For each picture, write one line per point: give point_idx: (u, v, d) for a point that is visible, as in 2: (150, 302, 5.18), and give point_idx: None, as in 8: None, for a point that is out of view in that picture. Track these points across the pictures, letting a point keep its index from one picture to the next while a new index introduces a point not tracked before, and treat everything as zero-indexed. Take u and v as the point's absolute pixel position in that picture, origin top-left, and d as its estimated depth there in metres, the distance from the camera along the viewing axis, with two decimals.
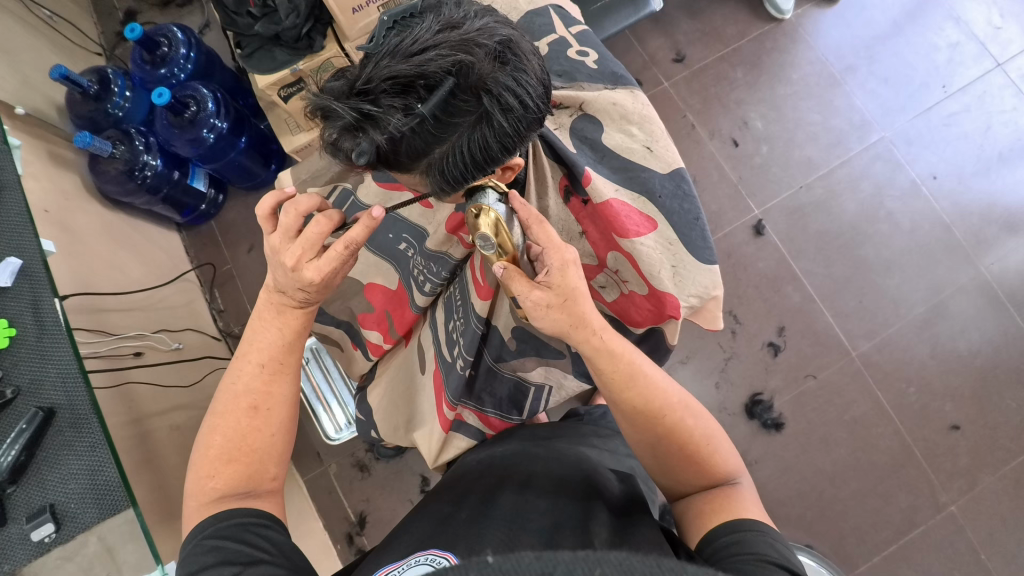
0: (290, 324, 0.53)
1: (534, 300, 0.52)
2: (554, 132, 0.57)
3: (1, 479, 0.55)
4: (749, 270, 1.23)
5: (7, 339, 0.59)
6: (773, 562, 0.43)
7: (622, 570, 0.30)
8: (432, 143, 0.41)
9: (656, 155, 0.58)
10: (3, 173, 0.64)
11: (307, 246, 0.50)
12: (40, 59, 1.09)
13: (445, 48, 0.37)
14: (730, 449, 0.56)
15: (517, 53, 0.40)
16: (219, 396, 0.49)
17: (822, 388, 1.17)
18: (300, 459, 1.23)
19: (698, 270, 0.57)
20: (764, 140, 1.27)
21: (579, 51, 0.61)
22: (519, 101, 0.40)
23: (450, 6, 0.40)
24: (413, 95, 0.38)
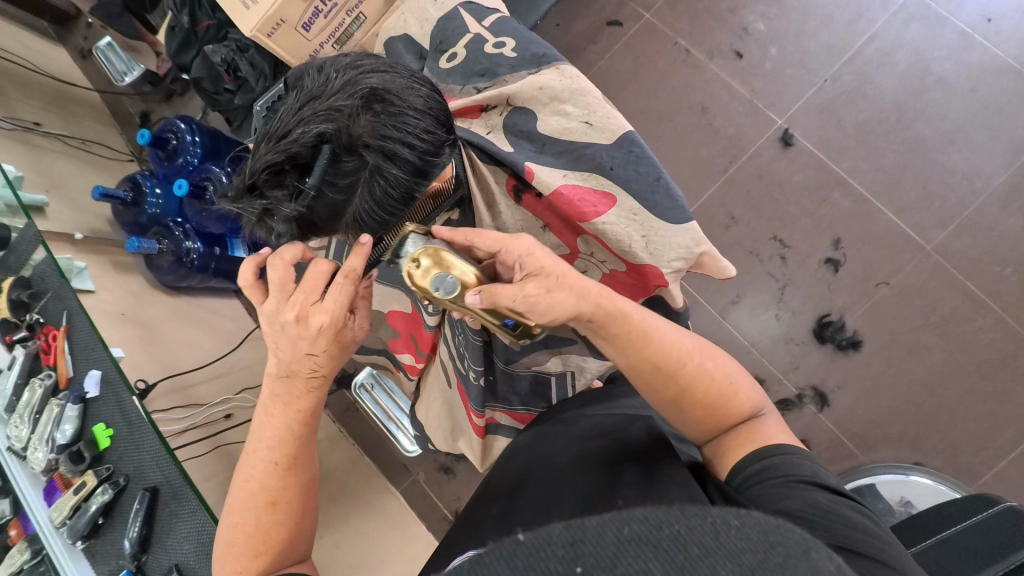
0: (299, 411, 0.51)
1: (530, 292, 0.47)
2: (486, 137, 0.55)
3: (135, 551, 0.65)
4: (787, 186, 1.12)
5: (108, 438, 0.70)
6: (808, 481, 0.42)
7: (655, 524, 0.23)
8: (337, 208, 0.43)
9: (597, 128, 0.54)
10: (67, 301, 0.73)
11: (310, 291, 0.48)
12: (81, 184, 1.24)
13: (306, 124, 0.39)
14: (751, 383, 0.54)
15: (388, 98, 0.40)
16: (236, 494, 0.51)
17: (899, 293, 1.06)
18: (391, 473, 1.33)
19: (671, 233, 0.53)
20: (772, 42, 1.14)
21: (495, 44, 0.58)
22: (403, 143, 0.41)
23: (313, 75, 0.41)
24: (295, 175, 0.41)
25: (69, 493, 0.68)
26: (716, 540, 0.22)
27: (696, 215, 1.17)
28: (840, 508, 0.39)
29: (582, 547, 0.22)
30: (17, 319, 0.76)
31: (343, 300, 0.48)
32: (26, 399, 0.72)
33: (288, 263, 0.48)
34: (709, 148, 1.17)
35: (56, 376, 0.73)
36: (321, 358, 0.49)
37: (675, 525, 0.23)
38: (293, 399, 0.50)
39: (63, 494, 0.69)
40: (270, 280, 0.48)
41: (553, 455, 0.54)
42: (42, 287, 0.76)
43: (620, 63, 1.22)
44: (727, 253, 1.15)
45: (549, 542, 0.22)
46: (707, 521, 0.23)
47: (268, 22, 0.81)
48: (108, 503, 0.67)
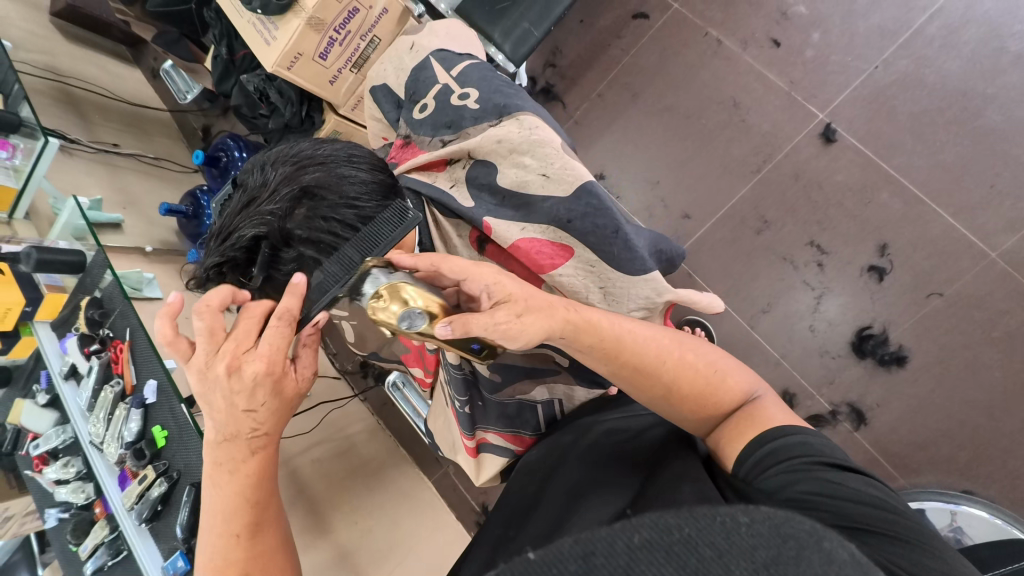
0: (246, 477, 0.48)
1: (502, 321, 0.46)
2: (449, 191, 0.54)
3: (185, 536, 0.76)
4: (827, 187, 1.03)
5: (164, 438, 0.82)
6: (826, 462, 0.40)
7: (663, 529, 0.23)
8: (287, 289, 0.49)
9: (555, 180, 0.52)
10: (129, 318, 0.85)
11: (241, 338, 0.46)
12: (152, 200, 1.40)
13: (245, 228, 0.46)
14: (735, 368, 0.53)
15: (314, 193, 0.46)
16: (203, 568, 0.48)
17: (954, 305, 0.96)
18: (424, 463, 1.42)
19: (630, 285, 0.53)
20: (815, 26, 1.03)
21: (460, 95, 0.57)
22: (332, 234, 0.45)
23: (257, 175, 0.48)
24: (245, 266, 0.48)
25: (137, 483, 0.81)
26: (727, 540, 0.23)
27: (725, 219, 1.10)
28: (844, 478, 0.39)
29: (593, 560, 0.22)
30: (92, 333, 0.89)
31: (279, 344, 0.46)
32: (101, 402, 0.85)
33: (217, 308, 0.46)
34: (741, 146, 1.09)
35: (123, 384, 0.85)
36: (261, 414, 0.47)
37: (685, 528, 0.23)
38: (241, 465, 0.48)
39: (132, 483, 0.82)
40: (197, 330, 0.46)
41: (565, 467, 0.56)
42: (110, 307, 0.88)
43: (646, 58, 1.16)
44: (757, 260, 1.08)
45: (561, 558, 0.22)
46: (717, 521, 0.23)
47: (287, 56, 0.86)
48: (166, 493, 0.79)
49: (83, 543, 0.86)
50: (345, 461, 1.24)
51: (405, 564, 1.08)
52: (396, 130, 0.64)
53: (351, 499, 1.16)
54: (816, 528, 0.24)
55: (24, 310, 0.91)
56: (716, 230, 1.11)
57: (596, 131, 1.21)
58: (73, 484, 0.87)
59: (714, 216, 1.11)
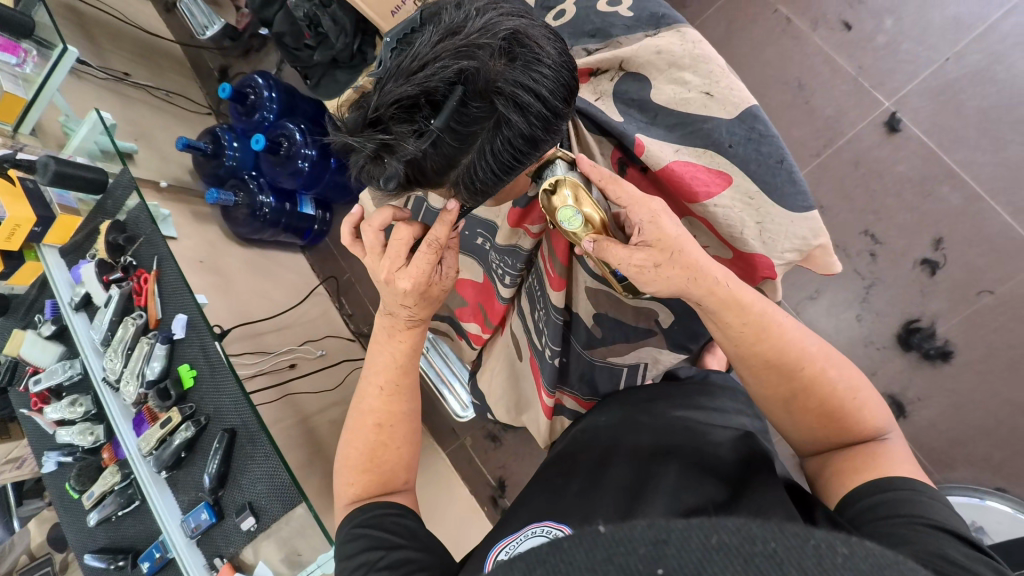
0: (400, 344, 0.55)
1: (638, 262, 0.46)
2: (595, 104, 0.52)
3: (213, 485, 0.70)
4: (887, 176, 1.02)
5: (192, 379, 0.74)
6: (934, 527, 0.37)
7: (746, 537, 0.20)
8: (453, 156, 0.39)
9: (718, 100, 0.50)
10: (159, 247, 0.77)
11: (396, 256, 0.51)
12: (166, 135, 1.29)
13: (444, 61, 0.35)
14: (877, 400, 0.49)
15: (528, 43, 0.36)
16: (352, 417, 0.56)
17: (1005, 304, 0.95)
18: (438, 435, 1.34)
19: (789, 221, 0.49)
20: (889, 12, 1.01)
21: (609, 1, 0.54)
22: (533, 94, 0.37)
23: (451, 10, 0.38)
24: (425, 112, 0.37)
25: (158, 426, 0.73)
26: (820, 566, 0.19)
27: None
28: (924, 533, 0.36)
29: (663, 550, 0.20)
30: (112, 261, 0.80)
31: (426, 268, 0.49)
32: (121, 335, 0.77)
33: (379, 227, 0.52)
34: (801, 128, 1.07)
35: (147, 317, 0.77)
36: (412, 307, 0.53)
37: (772, 542, 0.20)
38: (395, 334, 0.55)
39: (151, 426, 0.74)
40: (367, 243, 0.53)
41: (638, 444, 0.52)
42: (136, 232, 0.80)
43: (710, 31, 1.13)
44: None
45: (629, 539, 0.21)
46: (809, 544, 0.20)
47: None
48: (191, 439, 0.72)
49: (87, 490, 0.78)
50: None
51: None
52: None
53: None
54: None
55: (33, 230, 0.80)
56: None
57: None
58: (79, 425, 0.79)
59: None
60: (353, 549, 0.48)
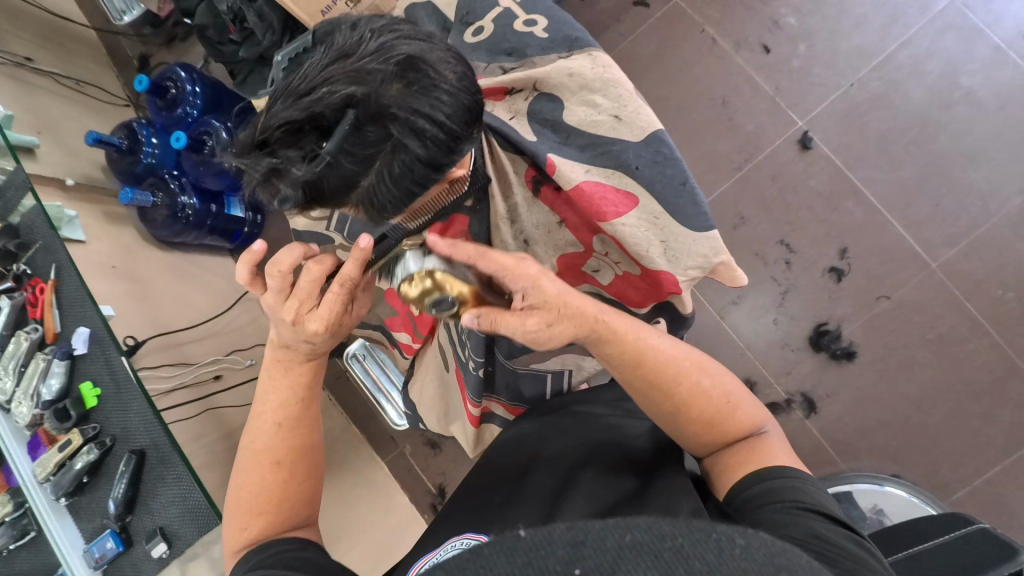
0: (301, 376, 0.52)
1: (532, 328, 0.48)
2: (510, 123, 0.56)
3: (119, 511, 0.65)
4: (800, 191, 1.10)
5: (95, 397, 0.69)
6: (806, 507, 0.41)
7: (657, 532, 0.24)
8: (350, 179, 0.39)
9: (625, 123, 0.54)
10: (57, 255, 0.70)
11: (304, 299, 0.48)
12: (74, 129, 1.19)
13: (331, 86, 0.35)
14: (749, 399, 0.52)
15: (422, 68, 0.37)
16: (242, 457, 0.51)
17: (899, 308, 1.05)
18: (378, 443, 1.31)
19: (693, 241, 0.54)
20: (803, 38, 1.09)
21: (526, 21, 0.58)
22: (429, 120, 0.37)
23: (346, 33, 0.38)
24: (315, 136, 0.37)
25: (55, 450, 0.67)
26: (717, 554, 0.24)
27: None
28: (801, 517, 0.40)
29: (583, 547, 0.24)
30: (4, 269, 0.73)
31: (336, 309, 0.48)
32: (13, 351, 0.70)
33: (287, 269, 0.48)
34: (725, 143, 1.13)
35: (44, 330, 0.70)
36: (319, 343, 0.50)
37: (678, 537, 0.24)
38: (296, 368, 0.52)
39: (48, 450, 0.68)
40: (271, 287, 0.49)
41: (558, 448, 0.55)
42: (30, 238, 0.73)
43: (644, 45, 1.17)
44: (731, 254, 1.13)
45: (552, 540, 0.24)
46: (710, 537, 0.24)
47: None
48: (95, 462, 0.66)
49: None
50: None
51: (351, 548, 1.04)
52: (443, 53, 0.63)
53: None
54: (810, 562, 0.26)
55: None
56: None
57: None
58: None
59: None
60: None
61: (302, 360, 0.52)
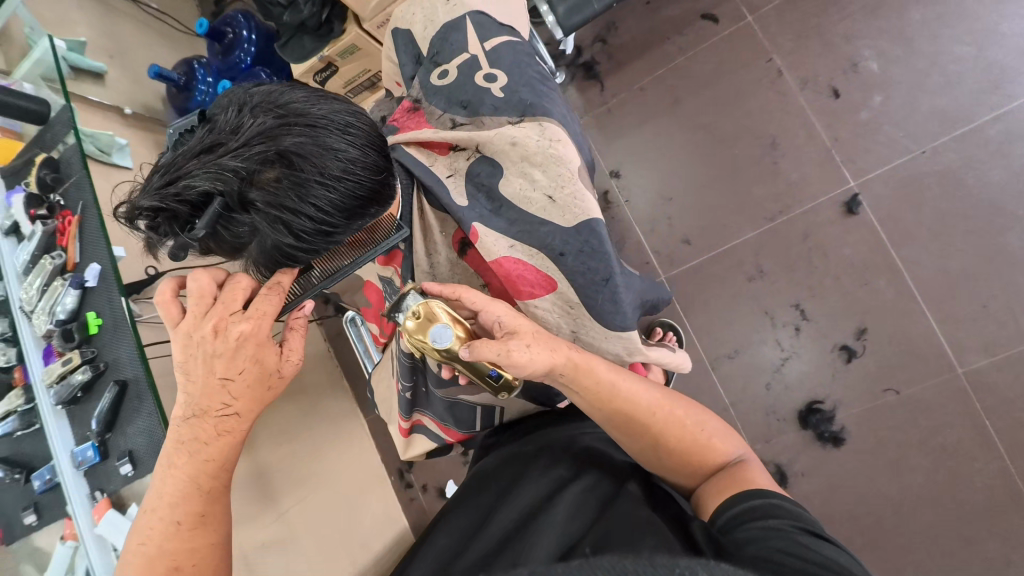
0: (207, 459, 0.48)
1: (516, 352, 0.46)
2: (444, 182, 0.51)
3: (100, 428, 0.75)
4: (831, 257, 1.01)
5: (97, 327, 0.78)
6: (790, 525, 0.39)
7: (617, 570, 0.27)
8: (234, 249, 0.42)
9: (559, 206, 0.50)
10: (84, 194, 0.78)
11: (230, 300, 0.47)
12: (144, 57, 1.27)
13: (196, 177, 0.37)
14: (725, 428, 0.53)
15: (290, 163, 0.37)
16: (130, 561, 0.46)
17: (906, 405, 0.97)
18: (362, 401, 1.39)
19: (605, 337, 0.52)
20: (879, 88, 0.98)
21: (487, 74, 0.52)
22: (296, 213, 0.38)
23: (225, 112, 0.38)
24: (189, 217, 0.39)
25: (60, 363, 0.78)
26: None
27: (723, 257, 1.07)
28: (784, 531, 0.39)
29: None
30: (41, 196, 0.82)
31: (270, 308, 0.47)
32: (40, 269, 0.80)
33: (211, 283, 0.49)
34: (763, 188, 1.04)
35: (65, 258, 0.79)
36: (237, 386, 0.48)
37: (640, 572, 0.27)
38: (206, 442, 0.48)
39: (56, 362, 0.79)
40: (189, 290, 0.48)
41: (524, 483, 0.55)
42: (66, 175, 0.82)
43: (701, 65, 1.08)
44: (738, 306, 1.06)
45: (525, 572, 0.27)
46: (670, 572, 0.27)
47: None
48: (88, 381, 0.76)
49: None
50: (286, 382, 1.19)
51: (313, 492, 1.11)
52: (407, 87, 0.58)
53: (278, 421, 1.12)
54: None
55: None
56: (713, 263, 1.07)
57: (624, 126, 1.13)
58: None
59: (715, 248, 1.07)
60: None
61: (213, 429, 0.48)
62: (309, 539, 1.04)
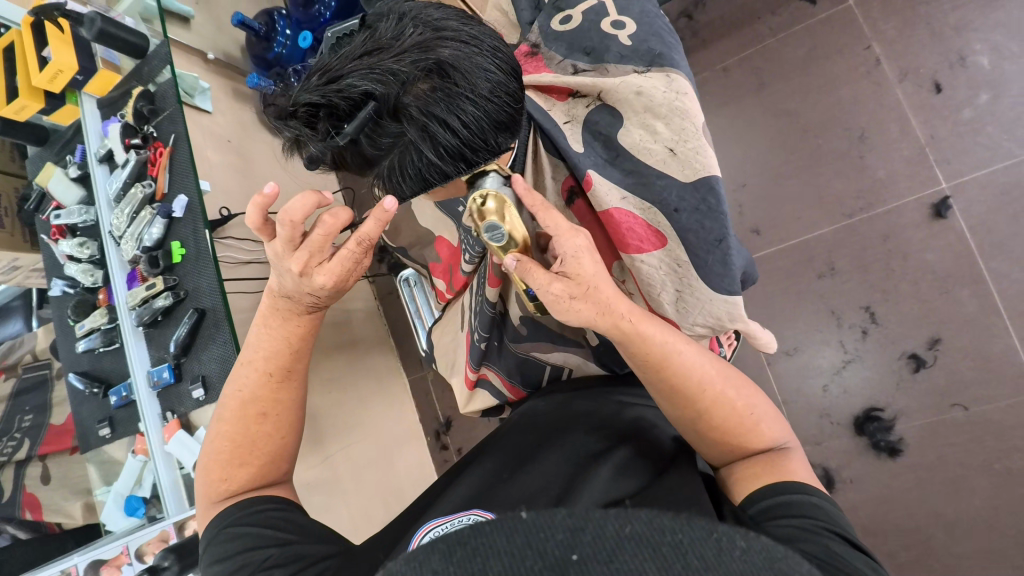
0: (299, 324, 0.50)
1: (554, 294, 0.46)
2: (562, 128, 0.52)
3: (177, 352, 0.79)
4: (910, 261, 0.96)
5: (181, 256, 0.81)
6: (824, 528, 0.38)
7: (656, 528, 0.22)
8: (368, 159, 0.42)
9: (679, 160, 0.48)
10: (178, 126, 0.81)
11: (316, 250, 0.45)
12: (230, 4, 1.30)
13: (355, 77, 0.37)
14: (774, 414, 0.48)
15: (448, 75, 0.37)
16: (225, 402, 0.50)
17: (973, 423, 0.92)
18: (407, 361, 1.42)
19: (711, 302, 0.50)
20: (988, 86, 0.92)
21: (614, 22, 0.52)
22: (444, 125, 0.39)
23: (385, 19, 0.38)
24: (336, 118, 0.39)
25: (145, 287, 0.82)
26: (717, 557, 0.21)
27: (792, 251, 1.03)
28: (817, 535, 0.38)
29: (582, 536, 0.22)
30: (136, 127, 0.85)
31: (350, 264, 0.46)
32: (130, 198, 0.84)
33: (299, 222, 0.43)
34: (844, 183, 1.00)
35: (155, 188, 0.82)
36: (323, 298, 0.49)
37: (678, 533, 0.22)
38: (295, 318, 0.50)
39: (140, 286, 0.83)
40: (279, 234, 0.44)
41: (572, 431, 0.55)
42: (161, 106, 0.84)
43: (792, 49, 1.04)
44: (802, 302, 1.03)
45: (552, 525, 0.23)
46: (711, 537, 0.22)
47: None
48: (169, 307, 0.80)
49: (81, 322, 0.88)
50: (338, 333, 1.22)
51: (355, 442, 1.14)
52: (524, 32, 0.58)
53: (331, 369, 1.15)
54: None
55: (75, 77, 0.87)
56: (781, 256, 1.04)
57: (704, 108, 1.10)
58: (84, 265, 0.88)
59: (784, 241, 1.04)
60: (230, 550, 0.43)
61: (300, 312, 0.49)
62: (351, 484, 1.08)
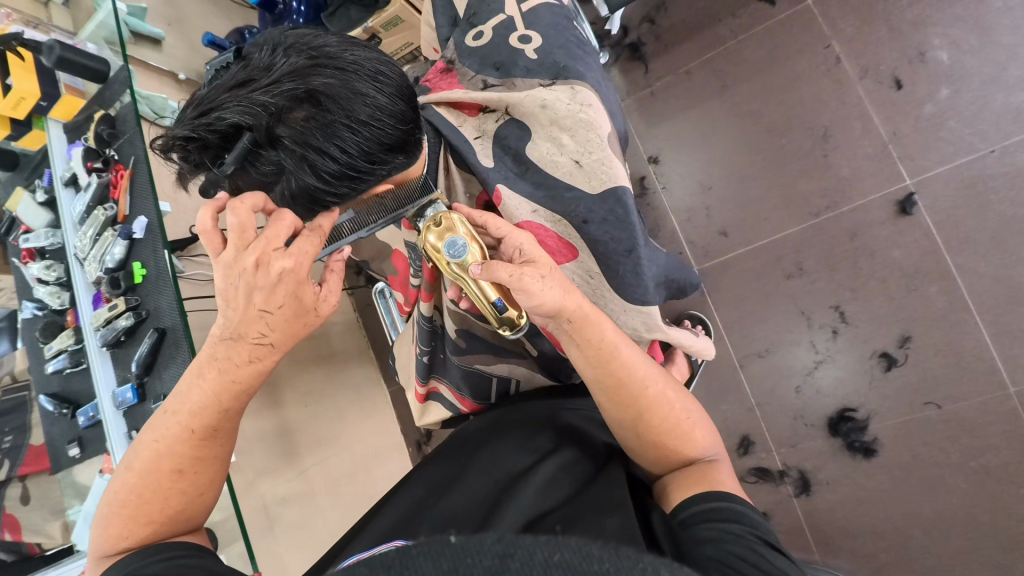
0: (236, 381, 0.46)
1: (535, 278, 0.44)
2: (471, 142, 0.53)
3: (139, 370, 0.79)
4: (878, 258, 0.95)
5: (141, 276, 0.82)
6: (754, 535, 0.38)
7: (586, 555, 0.20)
8: (262, 182, 0.45)
9: (585, 172, 0.50)
10: (136, 147, 0.81)
11: (272, 237, 0.43)
12: (203, 25, 1.32)
13: (228, 109, 0.40)
14: (706, 422, 0.49)
15: (318, 103, 0.40)
16: (141, 451, 0.47)
17: (947, 421, 0.91)
18: (386, 372, 1.42)
19: (623, 311, 0.52)
20: (948, 81, 0.91)
21: (521, 36, 0.54)
22: (321, 151, 0.41)
23: (260, 52, 0.41)
24: (221, 147, 0.43)
25: (108, 308, 0.83)
26: None
27: (761, 251, 1.02)
28: (745, 539, 0.37)
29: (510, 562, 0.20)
30: (98, 150, 0.87)
31: (312, 248, 0.44)
32: (94, 219, 0.85)
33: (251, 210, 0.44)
34: (810, 182, 0.99)
35: (116, 210, 0.84)
36: (276, 317, 0.45)
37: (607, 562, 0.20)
38: (240, 361, 0.46)
39: (104, 306, 0.84)
40: (230, 224, 0.43)
41: (503, 448, 0.53)
42: (121, 129, 0.85)
43: (754, 50, 1.03)
44: (772, 303, 1.02)
45: (479, 550, 0.20)
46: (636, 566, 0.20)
47: None
48: (131, 326, 0.81)
49: (48, 342, 0.89)
50: (314, 346, 1.22)
51: (331, 454, 1.14)
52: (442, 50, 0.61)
53: (306, 383, 1.15)
54: None
55: (39, 104, 0.89)
56: (750, 257, 1.03)
57: (669, 110, 1.10)
58: (52, 287, 0.90)
59: (752, 242, 1.03)
60: None
61: (244, 358, 0.46)
62: (326, 497, 1.09)
